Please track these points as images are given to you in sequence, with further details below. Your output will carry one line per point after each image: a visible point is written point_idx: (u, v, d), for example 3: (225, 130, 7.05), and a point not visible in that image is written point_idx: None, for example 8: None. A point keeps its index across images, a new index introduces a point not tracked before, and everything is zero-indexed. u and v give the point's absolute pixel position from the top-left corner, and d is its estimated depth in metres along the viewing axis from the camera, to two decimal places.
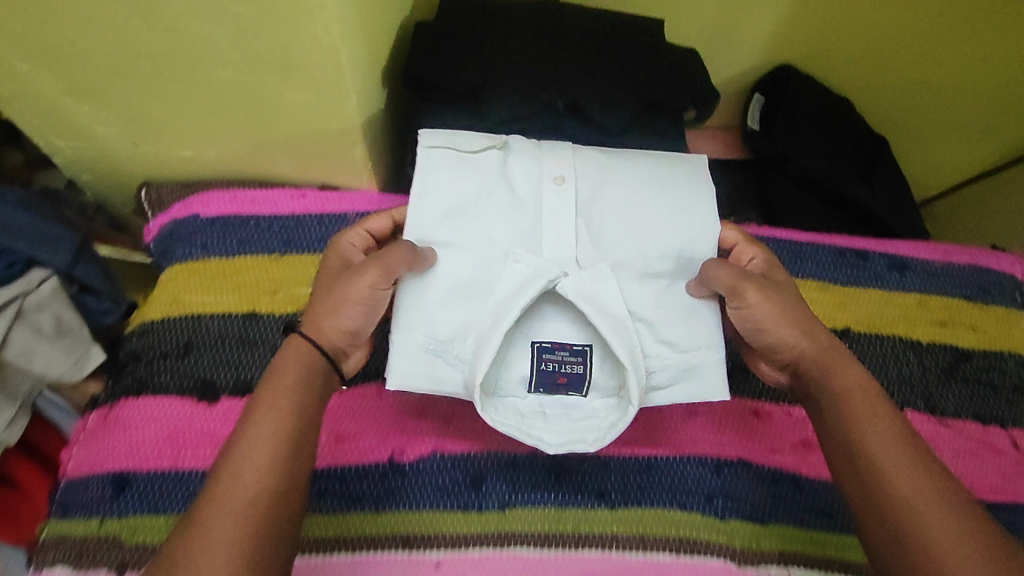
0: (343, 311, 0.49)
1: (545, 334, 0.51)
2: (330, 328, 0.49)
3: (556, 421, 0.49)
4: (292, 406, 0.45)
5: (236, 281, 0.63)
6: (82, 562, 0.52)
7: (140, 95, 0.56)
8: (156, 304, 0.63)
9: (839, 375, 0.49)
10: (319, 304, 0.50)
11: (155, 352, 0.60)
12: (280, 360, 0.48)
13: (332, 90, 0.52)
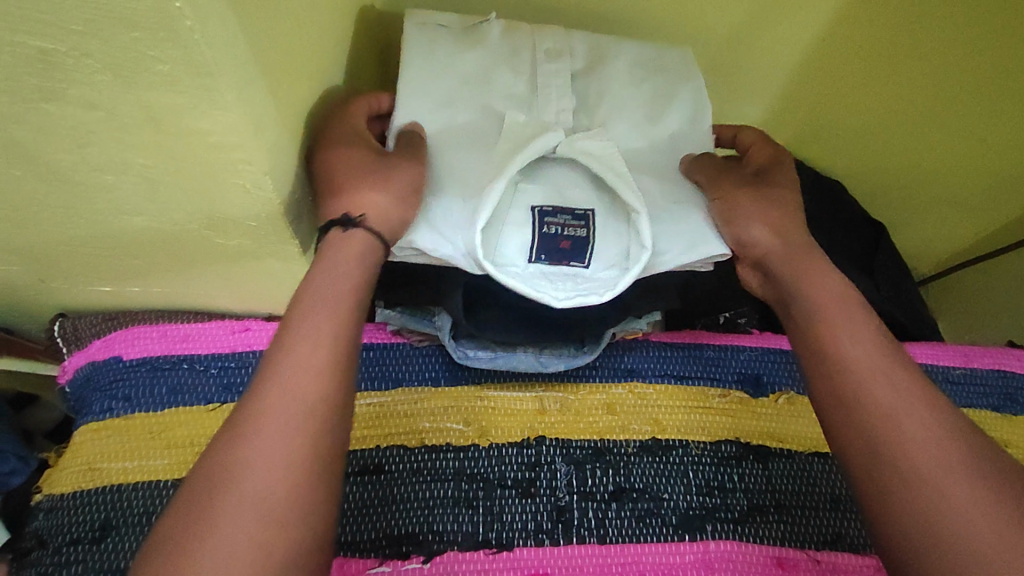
0: (396, 196, 0.45)
1: (541, 198, 0.48)
2: (391, 202, 0.45)
3: (562, 284, 0.47)
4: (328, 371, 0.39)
5: (166, 438, 0.53)
6: None
7: (38, 240, 0.47)
8: (67, 471, 0.53)
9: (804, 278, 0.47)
10: (349, 166, 0.46)
11: (64, 537, 0.50)
12: (333, 253, 0.43)
13: (269, 231, 0.45)
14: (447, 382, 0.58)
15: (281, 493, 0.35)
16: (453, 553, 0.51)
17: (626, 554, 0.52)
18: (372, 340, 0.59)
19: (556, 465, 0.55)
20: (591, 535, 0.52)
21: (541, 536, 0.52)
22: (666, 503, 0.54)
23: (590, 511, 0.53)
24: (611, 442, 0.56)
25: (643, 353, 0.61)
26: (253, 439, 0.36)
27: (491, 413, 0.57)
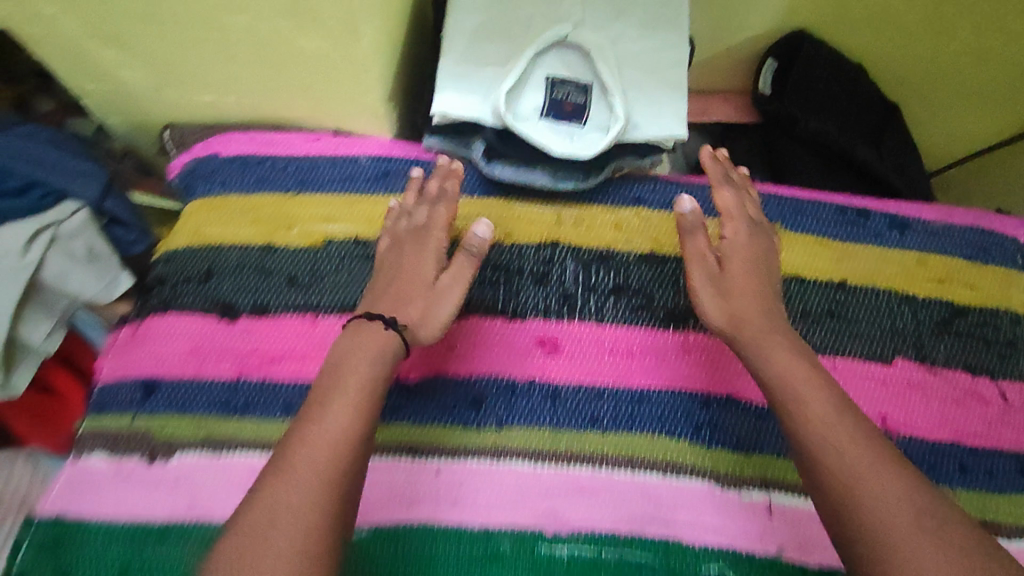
0: (434, 298, 0.57)
1: (555, 72, 0.62)
2: (428, 312, 0.56)
3: (562, 136, 0.62)
4: (359, 412, 0.48)
5: (255, 216, 0.67)
6: (116, 450, 0.59)
7: (157, 35, 0.59)
8: (180, 233, 0.67)
9: (772, 355, 0.53)
10: (410, 264, 0.59)
11: (179, 278, 0.65)
12: (361, 341, 0.52)
13: (346, 36, 0.58)
14: (480, 194, 0.68)
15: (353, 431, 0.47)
16: (478, 317, 0.64)
17: (616, 334, 0.63)
18: (417, 157, 0.69)
19: (567, 263, 0.65)
20: (591, 318, 0.64)
21: (549, 314, 0.64)
22: (657, 302, 0.65)
23: (591, 300, 0.64)
24: (615, 251, 0.66)
25: (651, 186, 0.69)
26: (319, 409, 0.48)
27: (516, 219, 0.67)
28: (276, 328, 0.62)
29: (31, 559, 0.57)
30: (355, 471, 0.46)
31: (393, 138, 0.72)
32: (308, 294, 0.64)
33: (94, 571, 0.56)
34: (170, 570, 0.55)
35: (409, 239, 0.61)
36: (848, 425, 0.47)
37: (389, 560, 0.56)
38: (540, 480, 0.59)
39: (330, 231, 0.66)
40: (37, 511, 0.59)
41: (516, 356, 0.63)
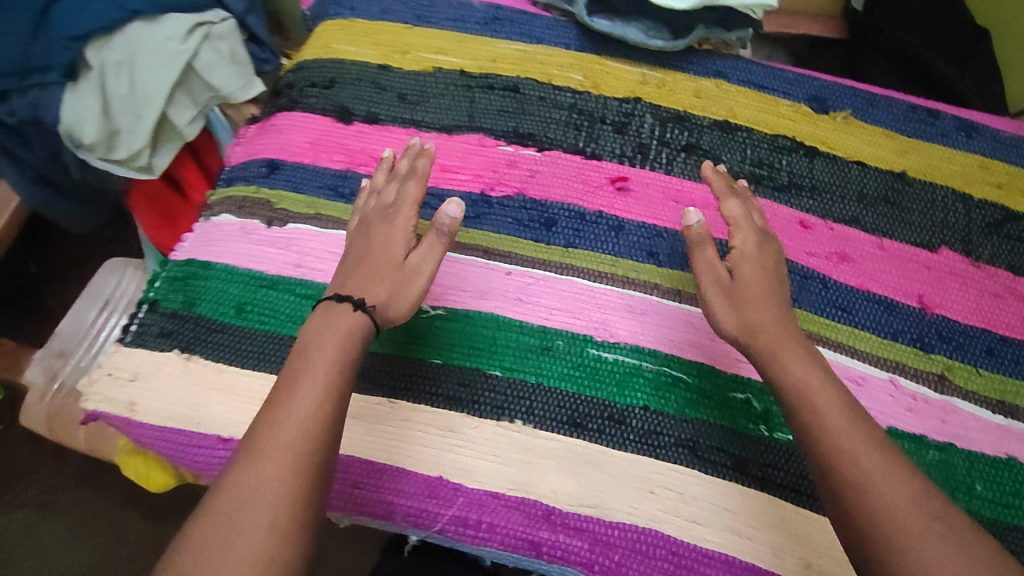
0: (405, 279, 0.58)
1: None
2: (395, 294, 0.57)
3: None
4: (334, 402, 0.51)
5: (374, 39, 0.74)
6: (242, 213, 0.68)
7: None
8: (310, 47, 0.76)
9: (781, 361, 0.54)
10: (376, 254, 0.59)
11: (306, 82, 0.73)
12: (336, 322, 0.55)
13: None
14: (575, 48, 0.74)
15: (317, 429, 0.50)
16: (559, 152, 0.70)
17: (682, 185, 0.69)
18: (522, 9, 0.75)
19: (645, 117, 0.71)
20: (660, 169, 0.70)
21: (624, 159, 0.70)
22: (723, 164, 0.70)
23: (663, 152, 0.70)
24: (691, 115, 0.72)
25: (733, 64, 0.75)
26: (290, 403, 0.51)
27: (604, 74, 0.73)
28: (383, 134, 0.70)
29: (164, 286, 0.65)
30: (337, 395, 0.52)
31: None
32: (413, 110, 0.71)
33: (216, 301, 0.64)
34: (280, 313, 0.63)
35: (378, 216, 0.61)
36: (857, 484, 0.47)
37: (450, 334, 0.62)
38: (596, 295, 0.64)
39: (439, 61, 0.73)
40: (171, 255, 0.68)
41: (588, 189, 0.69)
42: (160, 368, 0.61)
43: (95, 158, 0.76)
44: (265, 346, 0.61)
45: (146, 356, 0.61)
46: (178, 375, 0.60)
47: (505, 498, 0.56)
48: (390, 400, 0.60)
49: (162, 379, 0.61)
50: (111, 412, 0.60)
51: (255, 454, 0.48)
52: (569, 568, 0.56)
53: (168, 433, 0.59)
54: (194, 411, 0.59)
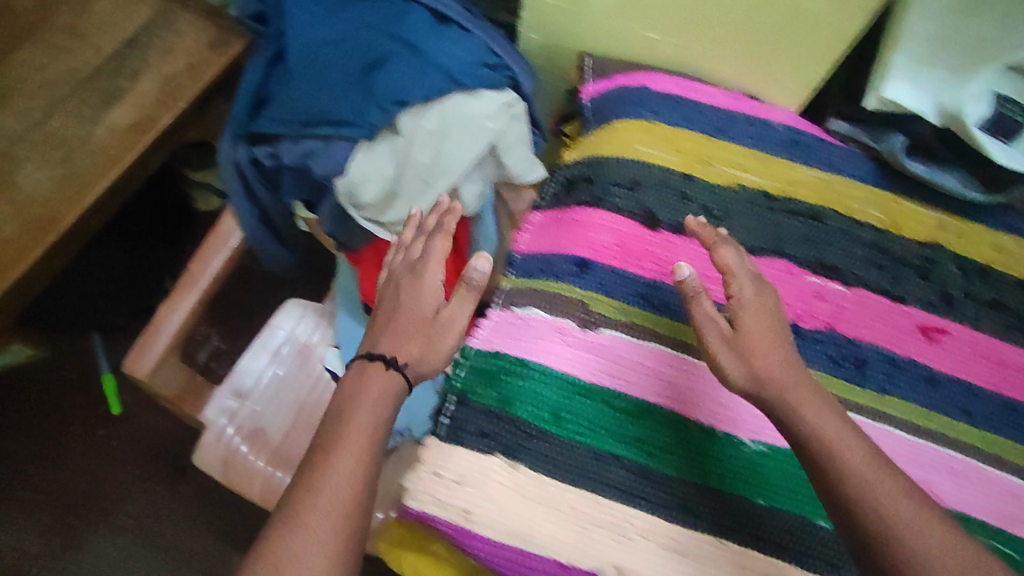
0: (436, 332, 0.62)
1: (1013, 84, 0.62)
2: (426, 351, 0.61)
3: (1000, 150, 0.64)
4: (360, 466, 0.53)
5: (676, 146, 0.72)
6: (554, 310, 0.66)
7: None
8: (606, 144, 0.73)
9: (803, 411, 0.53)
10: (418, 306, 0.63)
11: (609, 181, 0.71)
12: (369, 386, 0.58)
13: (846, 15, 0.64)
14: (873, 184, 0.72)
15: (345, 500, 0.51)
16: (866, 291, 0.69)
17: (988, 342, 0.68)
18: (821, 136, 0.74)
19: (949, 266, 0.70)
20: (966, 321, 0.68)
21: (930, 307, 0.69)
22: None
23: (970, 306, 0.69)
24: (996, 270, 0.70)
25: None
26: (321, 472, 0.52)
27: (904, 215, 0.71)
28: (692, 247, 0.68)
29: (472, 379, 0.63)
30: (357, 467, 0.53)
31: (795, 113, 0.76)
32: (719, 226, 0.70)
33: (533, 405, 0.61)
34: (598, 426, 0.61)
35: (405, 271, 0.66)
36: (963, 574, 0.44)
37: (772, 473, 0.60)
38: (910, 448, 0.65)
39: (741, 178, 0.71)
40: (469, 344, 0.66)
41: (896, 334, 0.68)
42: (487, 474, 0.58)
43: (363, 216, 0.76)
44: (585, 460, 0.60)
45: (470, 459, 0.59)
46: (509, 484, 0.58)
47: None
48: (720, 540, 0.58)
49: (492, 489, 0.58)
50: (438, 515, 0.58)
51: (288, 521, 0.49)
52: None
53: (502, 549, 0.57)
54: (525, 527, 0.57)
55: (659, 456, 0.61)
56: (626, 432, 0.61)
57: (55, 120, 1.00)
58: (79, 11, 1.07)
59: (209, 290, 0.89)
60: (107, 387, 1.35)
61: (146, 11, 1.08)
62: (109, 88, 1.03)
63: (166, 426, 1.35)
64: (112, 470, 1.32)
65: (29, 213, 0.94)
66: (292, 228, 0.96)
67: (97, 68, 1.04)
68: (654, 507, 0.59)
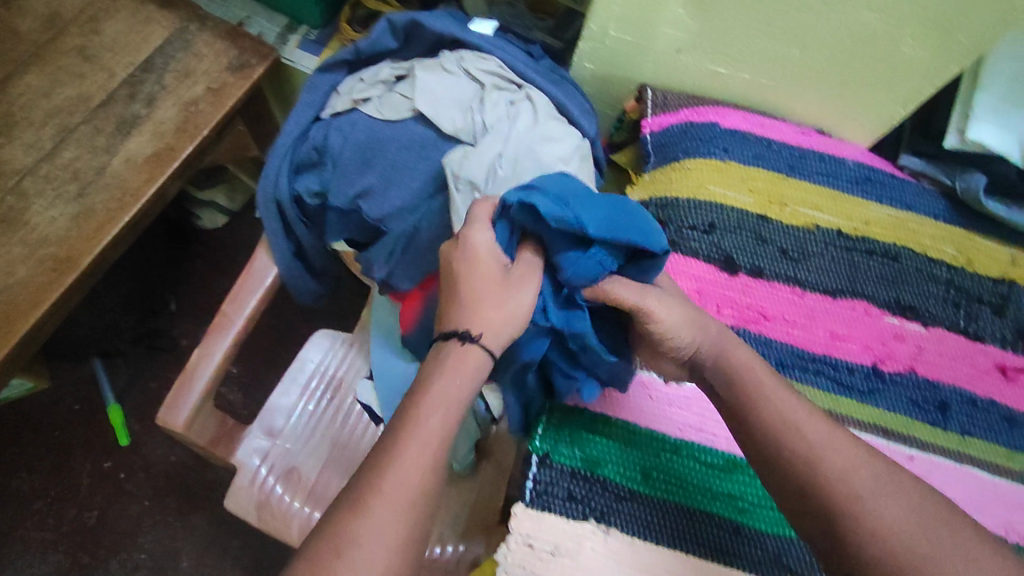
0: (510, 290, 0.53)
1: None
2: (502, 314, 0.52)
3: None
4: (429, 457, 0.48)
5: (750, 186, 0.72)
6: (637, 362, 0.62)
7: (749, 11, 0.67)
8: (680, 184, 0.73)
9: (766, 410, 0.51)
10: (472, 267, 0.53)
11: (683, 223, 0.70)
12: (446, 360, 0.52)
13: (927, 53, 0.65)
14: (945, 220, 0.73)
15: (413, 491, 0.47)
16: (944, 330, 0.68)
17: None
18: (893, 174, 0.75)
19: None
20: None
21: (1007, 344, 0.68)
22: None
23: None
24: None
25: None
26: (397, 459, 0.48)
27: (977, 251, 0.72)
28: (770, 291, 0.68)
29: (554, 435, 0.58)
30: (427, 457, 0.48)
31: (866, 149, 0.80)
32: (797, 267, 0.69)
33: (621, 464, 0.57)
34: (690, 484, 0.57)
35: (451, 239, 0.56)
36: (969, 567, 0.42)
37: None
38: (1000, 490, 0.63)
39: (817, 218, 0.72)
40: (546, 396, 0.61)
41: (976, 373, 0.67)
42: (581, 544, 0.53)
43: None
44: (680, 524, 0.55)
45: (562, 528, 0.53)
46: (605, 554, 0.53)
47: None
48: None
49: (587, 559, 0.53)
50: None
51: (355, 506, 0.46)
52: None
53: None
54: None
55: (752, 514, 0.56)
56: (717, 488, 0.57)
57: (69, 151, 0.94)
58: (91, 34, 1.02)
59: (243, 330, 0.82)
60: (113, 419, 1.20)
61: (163, 32, 1.04)
62: (126, 115, 0.97)
63: (176, 456, 1.21)
64: (122, 505, 1.18)
65: (46, 251, 0.88)
66: (326, 260, 0.90)
67: (113, 94, 0.99)
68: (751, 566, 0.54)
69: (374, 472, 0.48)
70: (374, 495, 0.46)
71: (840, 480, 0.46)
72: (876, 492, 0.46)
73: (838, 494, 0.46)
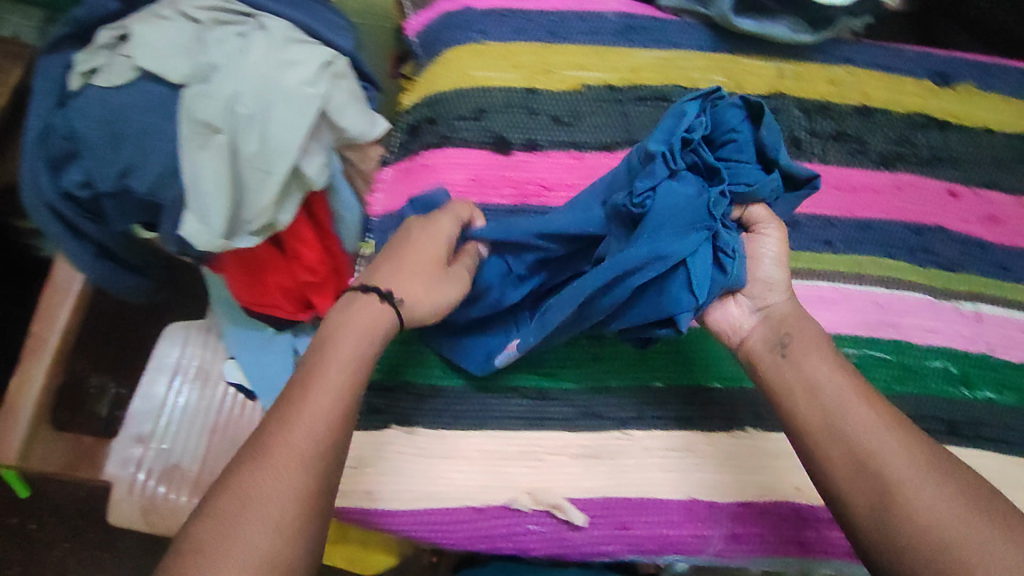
0: (439, 285, 0.51)
1: None
2: (419, 292, 0.50)
3: None
4: (327, 438, 0.43)
5: (514, 61, 0.71)
6: None
7: None
8: (443, 77, 0.71)
9: (825, 386, 0.47)
10: (426, 241, 0.52)
11: (451, 115, 0.68)
12: (351, 315, 0.48)
13: None
14: (710, 50, 0.74)
15: (308, 462, 0.42)
16: None
17: (841, 172, 0.72)
18: (656, 16, 0.75)
19: (794, 111, 0.73)
20: (817, 159, 0.72)
21: None
22: (870, 147, 0.73)
23: (817, 143, 0.72)
24: (833, 103, 0.74)
25: (860, 49, 0.77)
26: (291, 429, 0.43)
27: (744, 74, 0.74)
28: (548, 161, 0.68)
29: None
30: (325, 437, 0.43)
31: None
32: (572, 131, 0.69)
33: (421, 365, 0.61)
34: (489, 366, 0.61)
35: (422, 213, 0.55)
36: (993, 534, 0.39)
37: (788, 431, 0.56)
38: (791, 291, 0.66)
39: (585, 78, 0.71)
40: None
41: None
42: (384, 448, 0.58)
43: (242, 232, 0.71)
44: (480, 404, 0.60)
45: (366, 439, 0.58)
46: (406, 450, 0.58)
47: (759, 506, 0.59)
48: (622, 433, 0.60)
49: (393, 459, 0.58)
50: (352, 506, 0.57)
51: (252, 458, 0.42)
52: (835, 562, 0.59)
53: (420, 515, 0.56)
54: (438, 487, 0.57)
55: (551, 377, 0.61)
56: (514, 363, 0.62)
57: None
58: None
59: (61, 348, 0.79)
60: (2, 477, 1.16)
61: None
62: None
63: (84, 489, 1.19)
64: (42, 551, 1.16)
65: None
66: None
67: None
68: (550, 424, 0.60)
69: (271, 431, 0.43)
70: (264, 447, 0.42)
71: (878, 459, 0.43)
72: (916, 466, 0.43)
73: (855, 451, 0.44)
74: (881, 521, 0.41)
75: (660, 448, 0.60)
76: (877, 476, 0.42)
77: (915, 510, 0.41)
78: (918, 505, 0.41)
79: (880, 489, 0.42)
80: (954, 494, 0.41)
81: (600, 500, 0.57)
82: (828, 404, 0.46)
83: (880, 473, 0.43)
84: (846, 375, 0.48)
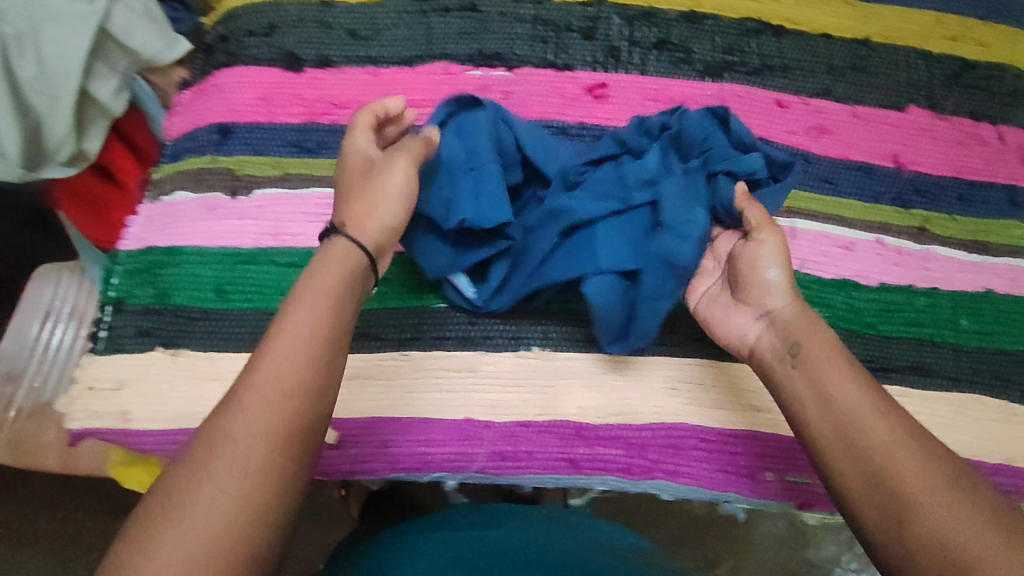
0: (381, 181, 0.50)
1: None
2: (372, 202, 0.49)
3: None
4: (286, 405, 0.38)
5: None
6: (201, 188, 0.64)
7: None
8: None
9: (831, 384, 0.44)
10: (352, 160, 0.51)
11: (242, 32, 0.66)
12: (321, 255, 0.46)
13: None
14: None
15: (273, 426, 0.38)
16: (531, 69, 0.67)
17: (660, 84, 0.68)
18: None
19: (613, 19, 0.69)
20: (635, 70, 0.68)
21: (597, 66, 0.68)
22: (696, 56, 0.69)
23: (636, 53, 0.68)
24: (658, 9, 0.70)
25: None
26: (244, 386, 0.39)
27: None
28: (341, 78, 0.65)
29: (126, 282, 0.64)
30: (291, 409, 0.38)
31: None
32: (368, 46, 0.66)
33: (191, 287, 0.62)
34: (264, 288, 0.61)
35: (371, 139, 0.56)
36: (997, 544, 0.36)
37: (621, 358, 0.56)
38: None
39: None
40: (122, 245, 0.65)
41: (566, 102, 0.66)
42: (148, 369, 0.61)
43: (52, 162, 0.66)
44: (253, 326, 0.61)
45: (130, 359, 0.62)
46: (167, 372, 0.61)
47: (534, 425, 0.61)
48: (403, 354, 0.62)
49: (155, 379, 0.61)
50: (107, 426, 0.61)
51: (228, 409, 0.38)
52: (609, 477, 0.61)
53: (174, 435, 0.60)
54: (198, 407, 0.60)
55: None
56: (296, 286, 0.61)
57: None
58: None
59: None
60: None
61: None
62: None
63: None
64: None
65: None
66: None
67: None
68: None
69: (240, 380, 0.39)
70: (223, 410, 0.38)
71: (892, 474, 0.39)
72: (936, 484, 0.38)
73: (878, 462, 0.40)
74: (906, 537, 0.37)
75: (440, 367, 0.62)
76: (882, 480, 0.39)
77: (927, 524, 0.37)
78: (925, 516, 0.37)
79: (891, 505, 0.38)
80: (973, 511, 0.37)
81: (363, 420, 0.60)
82: (855, 415, 0.42)
83: (879, 476, 0.39)
84: (867, 388, 0.43)
